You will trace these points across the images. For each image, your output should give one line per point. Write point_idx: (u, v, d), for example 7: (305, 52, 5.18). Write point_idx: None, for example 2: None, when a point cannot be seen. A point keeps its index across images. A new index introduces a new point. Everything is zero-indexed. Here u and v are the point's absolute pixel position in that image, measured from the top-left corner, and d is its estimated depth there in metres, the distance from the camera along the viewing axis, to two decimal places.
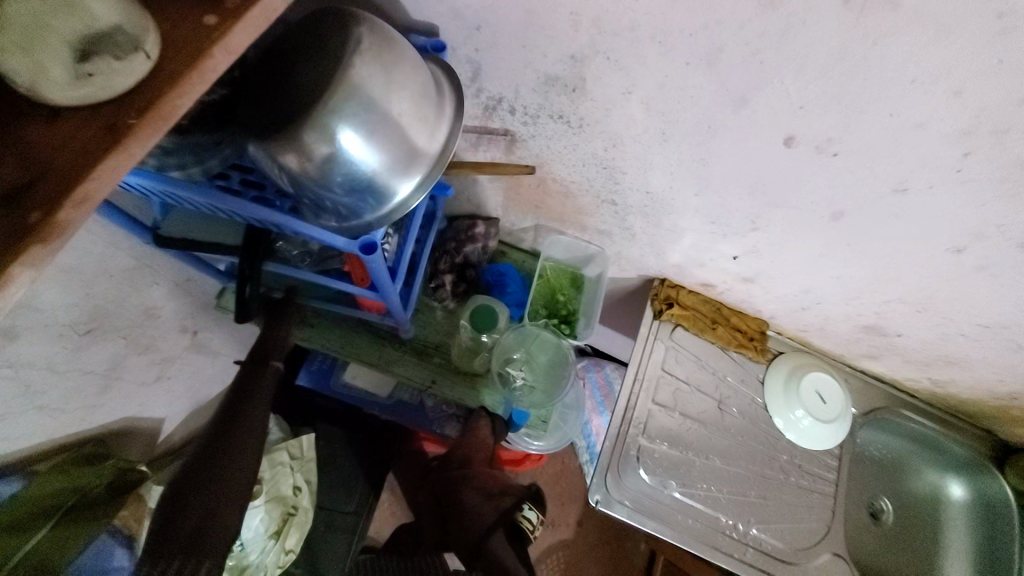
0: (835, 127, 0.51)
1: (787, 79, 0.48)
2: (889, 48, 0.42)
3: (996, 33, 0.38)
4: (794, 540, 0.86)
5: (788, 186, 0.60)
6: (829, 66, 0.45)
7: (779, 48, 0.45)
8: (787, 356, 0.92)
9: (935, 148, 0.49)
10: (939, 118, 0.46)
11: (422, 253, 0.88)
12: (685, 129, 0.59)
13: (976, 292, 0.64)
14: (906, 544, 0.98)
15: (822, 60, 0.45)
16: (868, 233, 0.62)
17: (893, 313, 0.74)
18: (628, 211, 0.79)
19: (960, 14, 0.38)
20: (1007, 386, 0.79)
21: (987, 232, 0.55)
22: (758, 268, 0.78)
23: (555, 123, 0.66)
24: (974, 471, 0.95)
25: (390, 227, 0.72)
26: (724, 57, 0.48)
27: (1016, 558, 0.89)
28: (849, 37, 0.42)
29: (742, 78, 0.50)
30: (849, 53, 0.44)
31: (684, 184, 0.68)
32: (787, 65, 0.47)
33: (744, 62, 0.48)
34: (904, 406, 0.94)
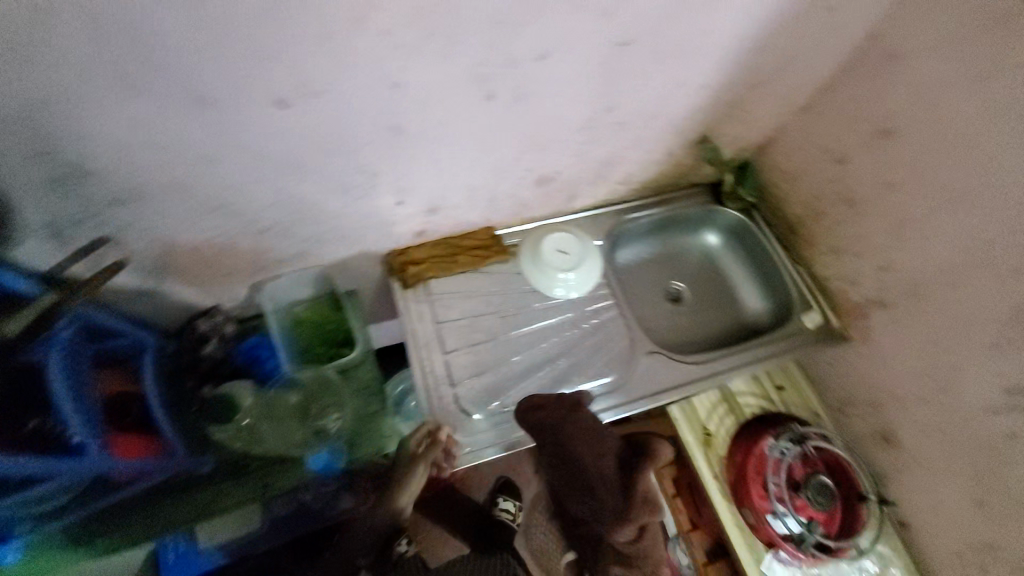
0: (288, 75, 0.55)
1: (206, 60, 0.51)
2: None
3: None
4: (624, 364, 0.96)
5: (336, 133, 0.64)
6: (211, 34, 0.49)
7: (158, 43, 0.48)
8: (524, 241, 1.01)
9: (363, 41, 0.54)
10: (329, 19, 0.51)
11: (148, 397, 0.82)
12: (213, 140, 0.60)
13: (551, 109, 0.73)
14: (715, 299, 1.17)
15: (201, 34, 0.49)
16: (433, 122, 0.68)
17: (537, 160, 0.84)
18: (288, 227, 0.80)
19: None
20: (656, 149, 0.95)
21: (486, 71, 0.63)
22: (426, 198, 0.84)
23: (135, 205, 0.65)
24: (710, 218, 1.17)
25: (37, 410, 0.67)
26: (134, 74, 0.50)
27: (770, 252, 1.11)
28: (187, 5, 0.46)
29: (180, 79, 0.52)
30: (205, 19, 0.48)
31: (280, 180, 0.69)
32: (187, 50, 0.50)
33: (153, 69, 0.50)
34: (629, 212, 1.11)
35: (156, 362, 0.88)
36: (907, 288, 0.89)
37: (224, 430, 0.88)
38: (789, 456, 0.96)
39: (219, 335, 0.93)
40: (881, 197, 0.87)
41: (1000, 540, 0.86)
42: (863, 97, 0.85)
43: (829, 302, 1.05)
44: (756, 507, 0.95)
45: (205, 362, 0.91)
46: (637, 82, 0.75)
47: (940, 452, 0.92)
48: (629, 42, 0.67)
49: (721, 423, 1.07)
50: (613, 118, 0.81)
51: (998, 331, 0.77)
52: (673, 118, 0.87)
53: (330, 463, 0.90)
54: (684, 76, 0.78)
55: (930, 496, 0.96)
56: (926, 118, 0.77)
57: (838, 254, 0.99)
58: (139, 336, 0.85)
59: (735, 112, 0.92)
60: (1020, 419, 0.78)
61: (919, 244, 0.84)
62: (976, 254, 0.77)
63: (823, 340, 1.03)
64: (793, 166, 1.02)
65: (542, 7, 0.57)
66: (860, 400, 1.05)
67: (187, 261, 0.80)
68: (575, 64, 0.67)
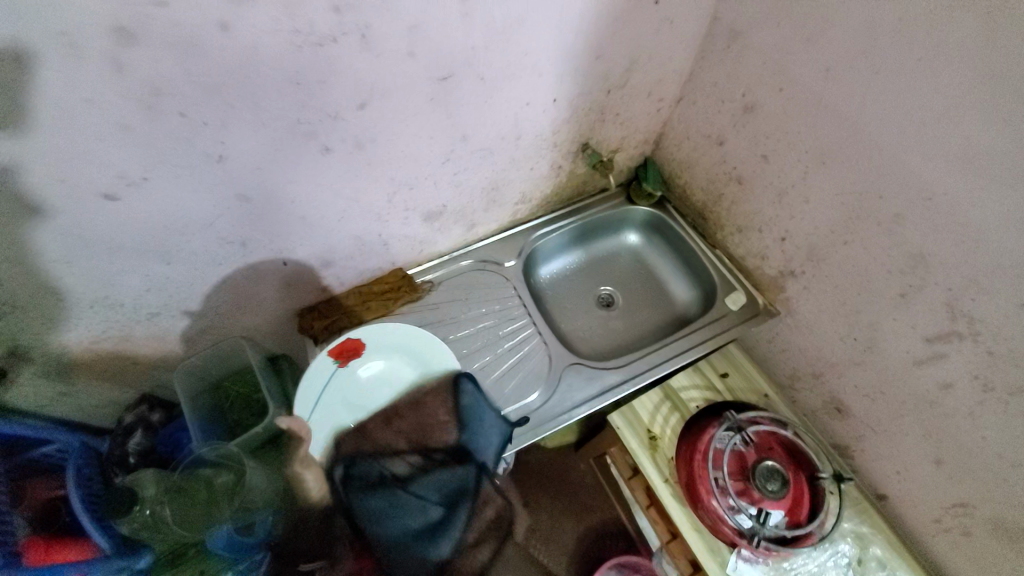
0: (103, 170, 0.57)
1: (20, 168, 0.53)
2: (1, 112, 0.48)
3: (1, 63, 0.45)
4: (546, 381, 0.94)
5: (183, 214, 0.67)
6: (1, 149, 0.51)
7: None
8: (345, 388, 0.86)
9: (168, 127, 0.56)
10: (127, 119, 0.54)
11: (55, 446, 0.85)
12: (52, 241, 0.61)
13: (401, 148, 0.75)
14: (644, 297, 1.15)
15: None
16: (286, 183, 0.70)
17: (412, 200, 0.86)
18: (178, 305, 0.81)
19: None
20: (541, 165, 0.97)
21: (310, 128, 0.65)
22: (312, 253, 0.85)
23: (11, 312, 0.68)
24: (627, 218, 1.17)
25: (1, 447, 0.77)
26: None
27: (687, 240, 1.11)
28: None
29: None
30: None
31: (145, 266, 0.71)
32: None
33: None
34: (536, 226, 1.11)
35: (87, 464, 0.87)
36: (811, 253, 0.86)
37: (130, 522, 0.83)
38: (730, 444, 0.90)
39: (145, 423, 0.94)
40: (757, 169, 0.90)
41: (963, 497, 0.78)
42: (721, 80, 0.89)
43: (750, 281, 1.03)
44: (706, 505, 0.88)
45: (132, 455, 0.92)
46: (482, 110, 0.78)
47: (886, 415, 0.85)
48: (450, 75, 0.69)
49: (666, 423, 1.01)
50: (473, 146, 0.83)
51: (898, 282, 0.74)
52: (540, 134, 0.89)
53: (235, 539, 0.84)
54: (531, 96, 0.81)
55: (893, 464, 0.88)
56: (777, 89, 0.80)
57: (746, 232, 0.99)
58: (68, 440, 0.87)
59: (608, 116, 0.95)
60: (944, 368, 0.73)
61: (806, 209, 0.84)
62: (855, 208, 0.75)
63: (752, 320, 1.00)
64: (684, 156, 1.05)
65: (340, 63, 0.60)
66: (805, 374, 0.98)
67: (91, 356, 0.81)
68: (402, 106, 0.69)
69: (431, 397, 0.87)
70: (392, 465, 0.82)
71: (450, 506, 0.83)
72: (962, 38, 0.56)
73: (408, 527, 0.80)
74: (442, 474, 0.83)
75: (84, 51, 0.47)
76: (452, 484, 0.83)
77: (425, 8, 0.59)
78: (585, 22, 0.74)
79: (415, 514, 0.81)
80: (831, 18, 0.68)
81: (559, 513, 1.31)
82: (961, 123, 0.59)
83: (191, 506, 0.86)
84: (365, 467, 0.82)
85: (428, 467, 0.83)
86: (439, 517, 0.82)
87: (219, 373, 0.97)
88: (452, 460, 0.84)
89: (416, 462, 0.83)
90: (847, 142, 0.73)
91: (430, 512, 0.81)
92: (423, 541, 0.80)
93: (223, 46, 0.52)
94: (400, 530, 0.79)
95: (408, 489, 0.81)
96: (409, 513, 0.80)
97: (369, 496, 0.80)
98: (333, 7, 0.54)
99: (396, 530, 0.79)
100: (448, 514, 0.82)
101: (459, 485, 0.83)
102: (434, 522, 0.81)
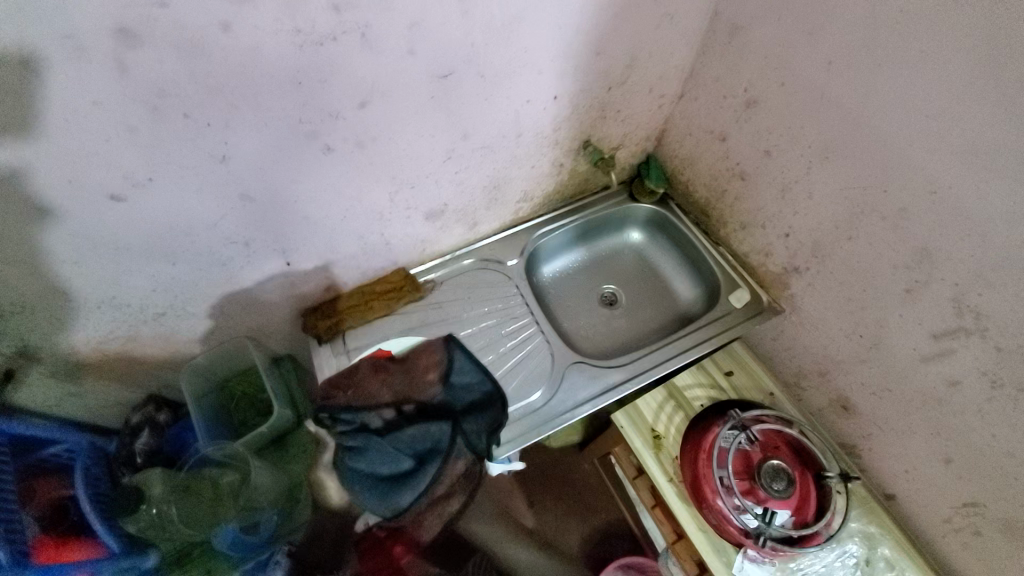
0: (109, 171, 0.58)
1: (29, 168, 0.54)
2: (9, 113, 0.49)
3: (9, 65, 0.46)
4: (549, 379, 0.94)
5: (188, 214, 0.67)
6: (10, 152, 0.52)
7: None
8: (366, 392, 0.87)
9: (171, 128, 0.57)
10: (131, 120, 0.54)
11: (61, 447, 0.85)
12: (61, 242, 0.63)
13: (403, 147, 0.76)
14: (647, 294, 1.14)
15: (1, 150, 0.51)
16: (288, 183, 0.71)
17: (413, 199, 0.86)
18: (183, 305, 0.81)
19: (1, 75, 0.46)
20: (542, 163, 0.97)
21: (312, 128, 0.65)
22: (314, 253, 0.85)
23: (21, 311, 0.69)
24: (630, 216, 1.17)
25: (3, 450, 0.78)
26: None
27: (690, 238, 1.10)
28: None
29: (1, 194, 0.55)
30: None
31: (151, 267, 0.72)
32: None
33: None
34: (538, 225, 1.11)
35: (95, 464, 0.87)
36: (816, 249, 0.85)
37: (136, 521, 0.85)
38: (734, 444, 0.90)
39: (151, 423, 0.94)
40: (761, 164, 0.89)
41: (971, 494, 0.77)
42: (723, 75, 0.89)
43: (755, 278, 1.03)
44: (712, 505, 0.87)
45: (139, 454, 0.92)
46: (483, 109, 0.78)
47: (893, 413, 0.84)
48: (450, 74, 0.69)
49: (670, 422, 1.00)
50: (474, 145, 0.83)
51: (904, 277, 0.73)
52: (541, 132, 0.89)
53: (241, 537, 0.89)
54: (531, 93, 0.81)
55: (900, 462, 0.87)
56: (779, 83, 0.79)
57: (750, 228, 0.98)
58: (76, 440, 0.87)
59: (609, 113, 0.95)
60: (951, 364, 0.72)
61: (810, 204, 0.83)
62: (860, 203, 0.75)
63: (756, 317, 0.99)
64: (687, 152, 1.04)
65: (341, 62, 0.60)
66: (811, 371, 0.97)
67: (98, 356, 0.82)
68: (403, 105, 0.70)
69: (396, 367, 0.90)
70: (372, 415, 0.87)
71: (421, 460, 0.87)
72: (967, 29, 0.55)
73: (377, 471, 0.85)
74: (421, 428, 0.88)
75: (88, 53, 0.48)
76: (426, 441, 0.87)
77: (425, 6, 0.60)
78: (584, 19, 0.74)
79: (381, 449, 0.85)
80: (833, 10, 0.68)
81: (564, 513, 1.31)
82: (967, 115, 0.58)
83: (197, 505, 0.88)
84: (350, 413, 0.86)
85: (411, 415, 0.88)
86: (409, 468, 0.86)
87: (224, 373, 0.98)
88: (427, 419, 0.88)
89: (408, 408, 0.89)
90: (850, 136, 0.72)
91: (399, 463, 0.86)
92: (388, 489, 0.86)
93: (225, 47, 0.53)
94: (370, 472, 0.85)
95: (387, 439, 0.86)
96: (379, 458, 0.85)
97: (347, 438, 0.85)
98: (332, 6, 0.55)
99: (365, 471, 0.86)
100: (418, 465, 0.86)
101: (437, 443, 0.88)
102: (403, 472, 0.86)
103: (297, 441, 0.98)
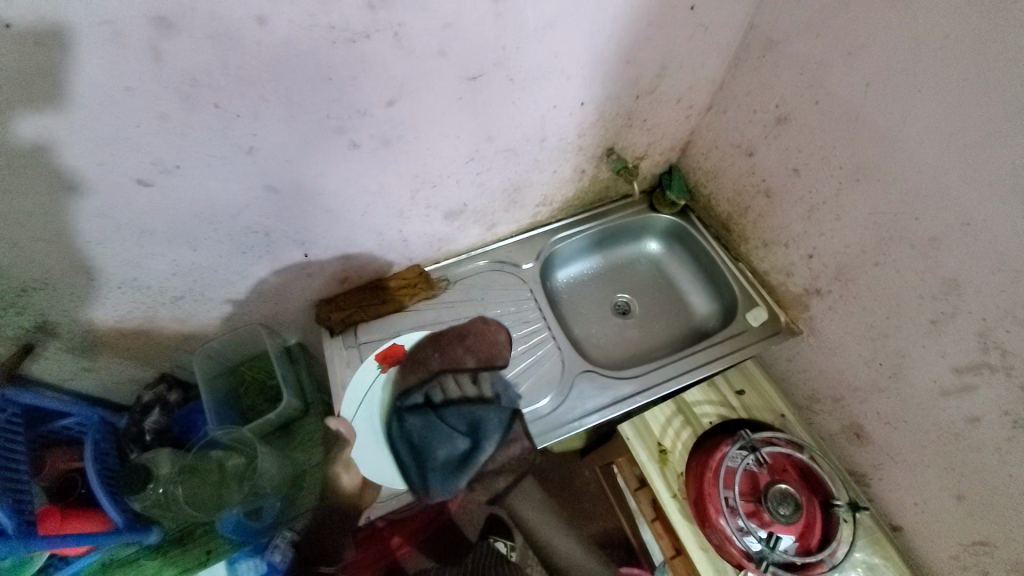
0: (137, 156, 0.58)
1: (64, 144, 0.54)
2: (49, 90, 0.49)
3: (50, 42, 0.46)
4: (558, 386, 0.94)
5: (211, 202, 0.68)
6: (42, 128, 0.52)
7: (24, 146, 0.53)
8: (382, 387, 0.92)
9: (200, 117, 0.57)
10: (160, 108, 0.55)
11: (72, 421, 0.88)
12: (85, 223, 0.63)
13: (426, 147, 0.76)
14: (661, 306, 1.13)
15: (30, 126, 0.52)
16: (311, 177, 0.71)
17: (433, 198, 0.86)
18: (200, 291, 0.82)
19: (43, 54, 0.47)
20: (564, 169, 0.96)
21: (339, 123, 0.65)
22: (333, 246, 0.86)
23: (41, 288, 0.70)
24: (649, 226, 1.16)
25: (19, 421, 0.82)
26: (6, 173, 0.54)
27: (710, 252, 1.09)
28: (8, 101, 0.49)
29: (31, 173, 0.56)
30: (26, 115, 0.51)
31: (171, 251, 0.73)
32: (19, 146, 0.53)
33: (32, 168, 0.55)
34: (556, 230, 1.10)
35: (103, 439, 0.91)
36: (840, 272, 0.84)
37: (141, 501, 0.83)
38: (742, 464, 0.88)
39: (162, 403, 0.95)
40: (788, 182, 0.87)
41: (983, 533, 0.75)
42: (754, 89, 0.87)
43: (773, 297, 1.01)
44: (715, 524, 0.86)
45: (147, 432, 0.94)
46: (509, 112, 0.77)
47: (908, 445, 0.82)
48: (479, 76, 0.69)
49: (677, 437, 0.99)
50: (498, 147, 0.83)
51: (930, 308, 0.71)
52: (566, 137, 0.89)
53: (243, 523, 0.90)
54: (558, 98, 0.80)
55: (911, 495, 0.85)
56: (813, 102, 0.78)
57: (771, 246, 0.97)
58: (87, 414, 0.90)
59: (635, 121, 0.93)
60: (972, 400, 0.70)
61: (837, 227, 0.81)
62: (888, 230, 0.73)
63: (772, 337, 0.98)
64: (711, 165, 1.03)
65: (371, 60, 0.60)
66: (826, 396, 0.96)
67: (115, 335, 0.83)
68: (429, 104, 0.69)
69: (455, 344, 0.95)
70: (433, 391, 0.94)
71: (474, 441, 0.91)
72: (1015, 58, 0.53)
73: (439, 455, 0.89)
74: (476, 408, 0.91)
75: (123, 39, 0.48)
76: (478, 420, 0.91)
77: (458, 7, 0.59)
78: (617, 26, 0.73)
79: (439, 439, 0.90)
80: (874, 31, 0.66)
81: (563, 518, 1.31)
82: (1007, 147, 0.56)
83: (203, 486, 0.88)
84: (417, 395, 0.93)
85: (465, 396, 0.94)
86: (465, 448, 0.91)
87: (237, 359, 0.99)
88: (483, 400, 0.92)
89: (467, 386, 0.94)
90: (883, 161, 0.70)
91: (456, 444, 0.91)
92: (455, 471, 0.90)
93: (258, 40, 0.53)
94: (429, 455, 0.89)
95: (443, 415, 0.93)
96: (437, 441, 0.90)
97: (407, 417, 0.90)
98: (367, 3, 0.54)
99: (432, 454, 0.89)
100: (473, 445, 0.91)
101: (486, 423, 0.90)
102: (461, 454, 0.91)
103: (305, 429, 0.97)
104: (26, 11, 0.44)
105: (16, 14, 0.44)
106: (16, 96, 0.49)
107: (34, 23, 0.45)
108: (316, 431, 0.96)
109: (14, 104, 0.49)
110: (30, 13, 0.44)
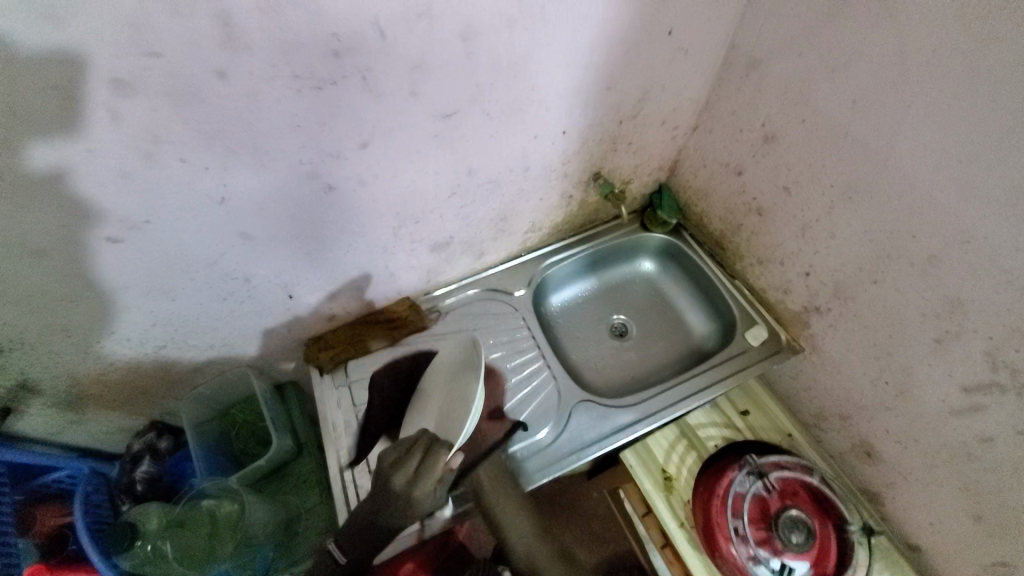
0: (109, 212, 0.57)
1: (57, 182, 0.52)
2: (61, 122, 0.48)
3: (62, 74, 0.45)
4: (555, 417, 0.91)
5: (187, 253, 0.66)
6: (48, 160, 0.50)
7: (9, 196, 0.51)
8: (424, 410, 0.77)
9: (168, 171, 0.56)
10: (127, 166, 0.54)
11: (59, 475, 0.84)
12: (57, 280, 0.62)
13: (405, 184, 0.74)
14: (658, 327, 1.10)
15: (44, 155, 0.49)
16: (288, 222, 0.70)
17: (417, 232, 0.84)
18: (184, 338, 0.81)
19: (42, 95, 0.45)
20: (550, 195, 0.95)
21: (311, 167, 0.64)
22: (317, 286, 0.84)
23: (20, 347, 0.68)
24: (642, 246, 1.14)
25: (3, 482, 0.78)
26: None
27: (705, 270, 1.07)
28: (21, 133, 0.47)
29: (26, 216, 0.53)
30: (17, 155, 0.48)
31: (149, 303, 0.71)
32: (26, 174, 0.50)
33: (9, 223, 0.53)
34: (547, 254, 1.09)
35: (95, 490, 0.88)
36: (838, 291, 0.81)
37: (130, 558, 0.85)
38: (751, 490, 0.85)
39: (152, 451, 0.94)
40: (779, 200, 0.85)
41: (1006, 559, 0.71)
42: (739, 107, 0.86)
43: (772, 314, 0.98)
44: (724, 555, 0.82)
45: (139, 483, 0.92)
46: (488, 144, 0.76)
47: (920, 466, 0.79)
48: (454, 113, 0.68)
49: (681, 464, 0.96)
50: (480, 179, 0.81)
51: (933, 326, 0.68)
52: (549, 166, 0.87)
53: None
54: (538, 128, 0.78)
55: (927, 516, 0.81)
56: (799, 119, 0.76)
57: (767, 263, 0.94)
58: (77, 466, 0.87)
59: (620, 145, 0.92)
60: (985, 421, 0.66)
61: (832, 244, 0.79)
62: (885, 247, 0.70)
63: (773, 356, 0.95)
64: (701, 184, 1.01)
65: (342, 104, 0.59)
66: (832, 415, 0.93)
67: (100, 387, 0.82)
68: (405, 143, 0.68)
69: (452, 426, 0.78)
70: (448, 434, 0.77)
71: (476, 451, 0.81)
72: (1003, 73, 0.51)
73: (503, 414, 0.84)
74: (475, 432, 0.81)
75: (82, 100, 0.47)
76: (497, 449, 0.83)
77: (426, 48, 0.58)
78: (594, 55, 0.72)
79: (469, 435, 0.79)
80: (857, 49, 0.64)
81: (570, 545, 1.27)
82: (1001, 163, 0.54)
83: (192, 540, 0.86)
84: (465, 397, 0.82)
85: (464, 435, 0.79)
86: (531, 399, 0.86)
87: (227, 402, 0.98)
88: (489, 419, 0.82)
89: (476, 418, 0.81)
90: (876, 178, 0.68)
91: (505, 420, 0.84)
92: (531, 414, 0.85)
93: (220, 93, 0.52)
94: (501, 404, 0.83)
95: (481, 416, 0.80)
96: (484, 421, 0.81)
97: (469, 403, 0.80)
98: (333, 52, 0.53)
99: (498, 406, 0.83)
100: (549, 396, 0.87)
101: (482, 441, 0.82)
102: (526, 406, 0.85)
103: (297, 472, 0.99)
104: (43, 41, 0.42)
105: (32, 45, 0.42)
106: (21, 131, 0.46)
107: (45, 51, 0.43)
108: (311, 473, 0.98)
109: (21, 137, 0.47)
110: (48, 44, 0.43)
